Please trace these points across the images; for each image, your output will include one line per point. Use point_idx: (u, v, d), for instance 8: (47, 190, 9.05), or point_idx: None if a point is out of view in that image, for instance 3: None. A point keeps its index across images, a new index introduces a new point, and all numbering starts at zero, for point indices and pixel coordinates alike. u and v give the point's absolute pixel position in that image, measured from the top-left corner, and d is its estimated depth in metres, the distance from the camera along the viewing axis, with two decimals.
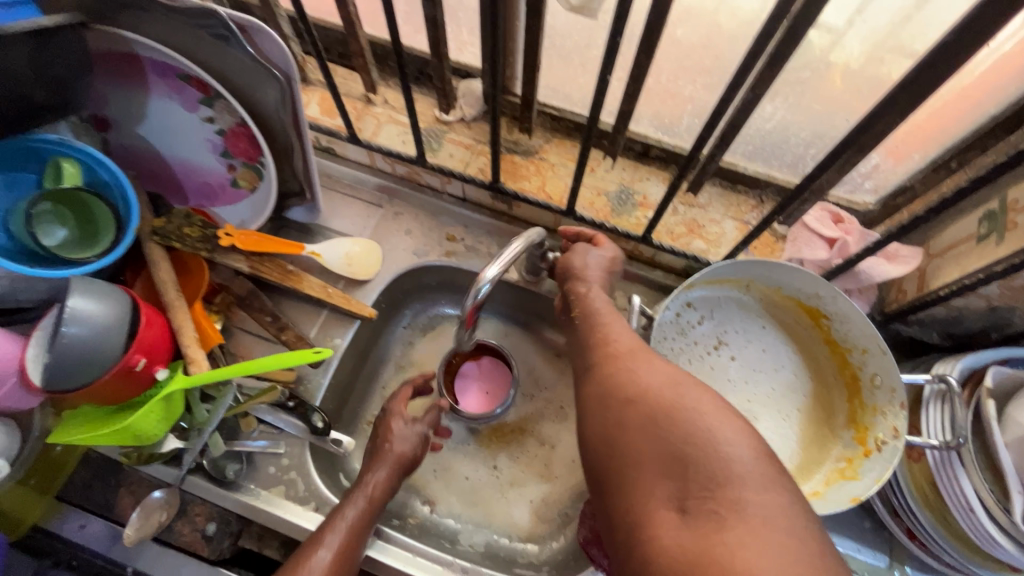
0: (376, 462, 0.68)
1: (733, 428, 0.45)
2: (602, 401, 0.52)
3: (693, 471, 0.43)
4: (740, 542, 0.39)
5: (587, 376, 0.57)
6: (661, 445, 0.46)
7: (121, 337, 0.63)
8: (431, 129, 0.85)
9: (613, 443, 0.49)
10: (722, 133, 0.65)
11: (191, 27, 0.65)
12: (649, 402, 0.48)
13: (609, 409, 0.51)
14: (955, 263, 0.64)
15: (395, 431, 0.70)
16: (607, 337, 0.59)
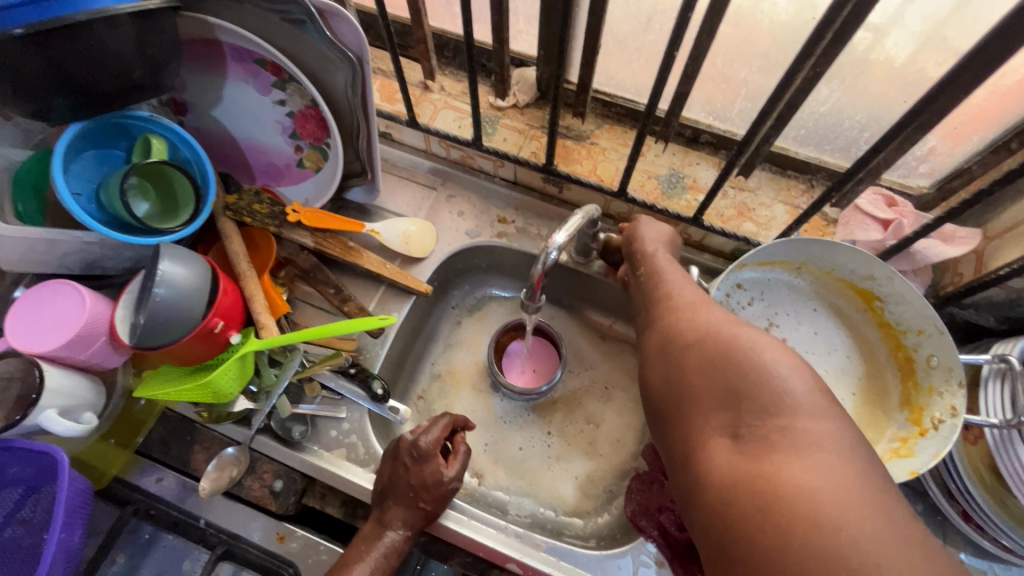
0: (399, 509, 0.65)
1: (788, 363, 0.48)
2: (661, 345, 0.56)
3: (747, 400, 0.47)
4: (790, 462, 0.42)
5: (650, 325, 0.61)
6: (716, 381, 0.50)
7: (203, 301, 0.67)
8: (486, 114, 0.88)
9: (672, 382, 0.54)
10: (779, 114, 0.66)
11: (272, 12, 0.70)
12: (707, 343, 0.52)
13: (669, 351, 0.55)
14: (1015, 244, 0.64)
15: (428, 491, 0.66)
16: (669, 293, 0.62)
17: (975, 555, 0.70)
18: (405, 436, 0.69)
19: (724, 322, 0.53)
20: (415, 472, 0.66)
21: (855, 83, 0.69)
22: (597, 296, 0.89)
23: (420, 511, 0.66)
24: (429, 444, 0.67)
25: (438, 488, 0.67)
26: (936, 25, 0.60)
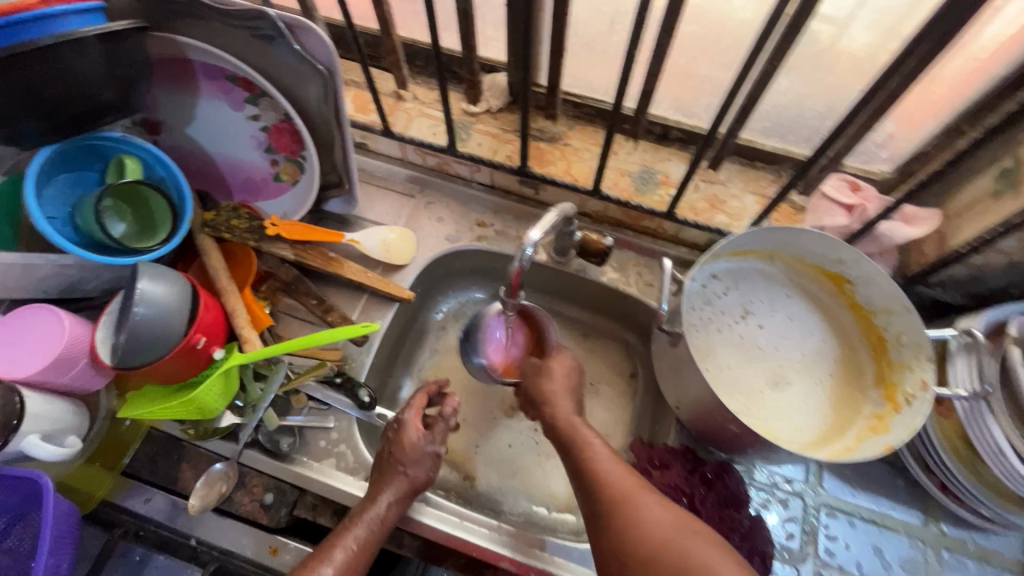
0: (386, 482, 0.66)
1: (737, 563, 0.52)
2: (587, 498, 0.62)
3: None
4: None
5: (598, 522, 0.59)
6: None
7: (184, 318, 0.67)
8: (460, 121, 0.89)
9: None
10: (742, 108, 0.68)
11: (240, 28, 0.70)
12: (663, 556, 0.53)
13: (596, 519, 0.59)
14: (974, 221, 0.66)
15: (408, 450, 0.67)
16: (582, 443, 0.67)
17: (955, 525, 0.72)
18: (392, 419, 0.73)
19: (662, 505, 0.57)
20: (401, 443, 0.68)
21: (811, 74, 0.71)
22: (577, 294, 0.91)
23: (403, 476, 0.66)
24: (411, 415, 0.71)
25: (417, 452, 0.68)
26: (883, 15, 0.63)
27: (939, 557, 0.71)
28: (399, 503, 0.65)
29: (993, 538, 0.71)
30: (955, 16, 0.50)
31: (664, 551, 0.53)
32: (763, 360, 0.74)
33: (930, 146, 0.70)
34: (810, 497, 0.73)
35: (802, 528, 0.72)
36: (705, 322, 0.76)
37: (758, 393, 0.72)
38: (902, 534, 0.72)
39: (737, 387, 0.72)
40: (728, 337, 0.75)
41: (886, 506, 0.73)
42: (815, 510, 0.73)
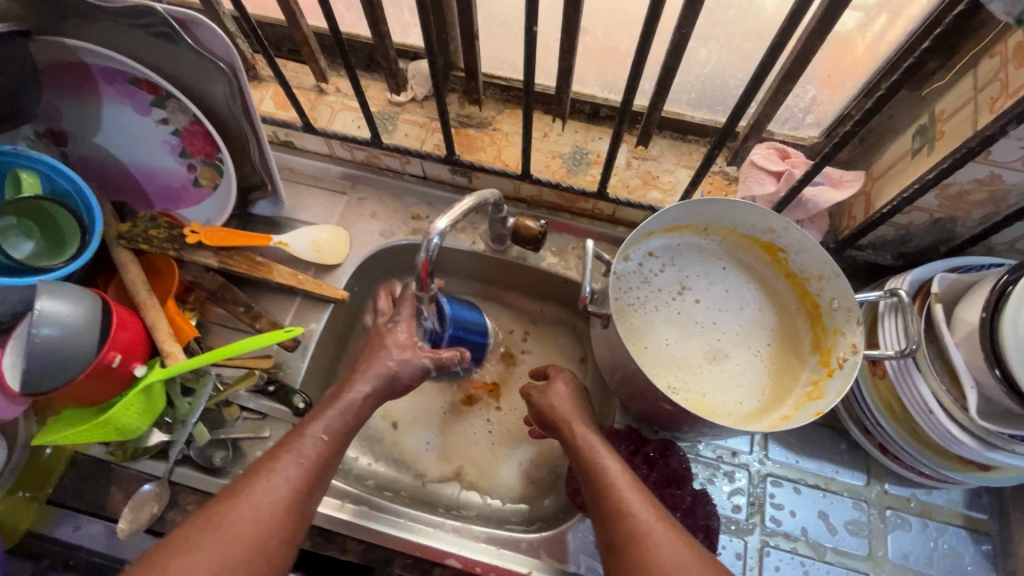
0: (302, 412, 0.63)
1: None
2: (603, 526, 0.55)
3: None
4: None
5: (613, 553, 0.53)
6: None
7: (93, 337, 0.64)
8: (385, 112, 0.87)
9: None
10: (660, 79, 0.67)
11: (134, 28, 0.66)
12: None
13: (611, 550, 0.53)
14: (896, 180, 0.66)
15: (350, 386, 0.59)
16: (609, 475, 0.57)
17: (898, 484, 0.73)
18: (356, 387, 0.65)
19: (682, 547, 0.51)
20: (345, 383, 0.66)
21: (728, 42, 0.70)
22: (519, 282, 0.89)
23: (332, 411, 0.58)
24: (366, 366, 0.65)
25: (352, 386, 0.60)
26: None
27: (884, 516, 0.71)
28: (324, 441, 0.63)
29: (935, 493, 0.72)
30: None
31: None
32: (698, 333, 0.74)
33: (849, 107, 0.70)
34: (756, 468, 0.73)
35: (749, 499, 0.72)
36: (640, 300, 0.75)
37: (695, 365, 0.72)
38: (846, 497, 0.72)
39: (673, 362, 0.72)
40: (665, 314, 0.75)
41: (830, 471, 0.73)
42: (761, 481, 0.73)
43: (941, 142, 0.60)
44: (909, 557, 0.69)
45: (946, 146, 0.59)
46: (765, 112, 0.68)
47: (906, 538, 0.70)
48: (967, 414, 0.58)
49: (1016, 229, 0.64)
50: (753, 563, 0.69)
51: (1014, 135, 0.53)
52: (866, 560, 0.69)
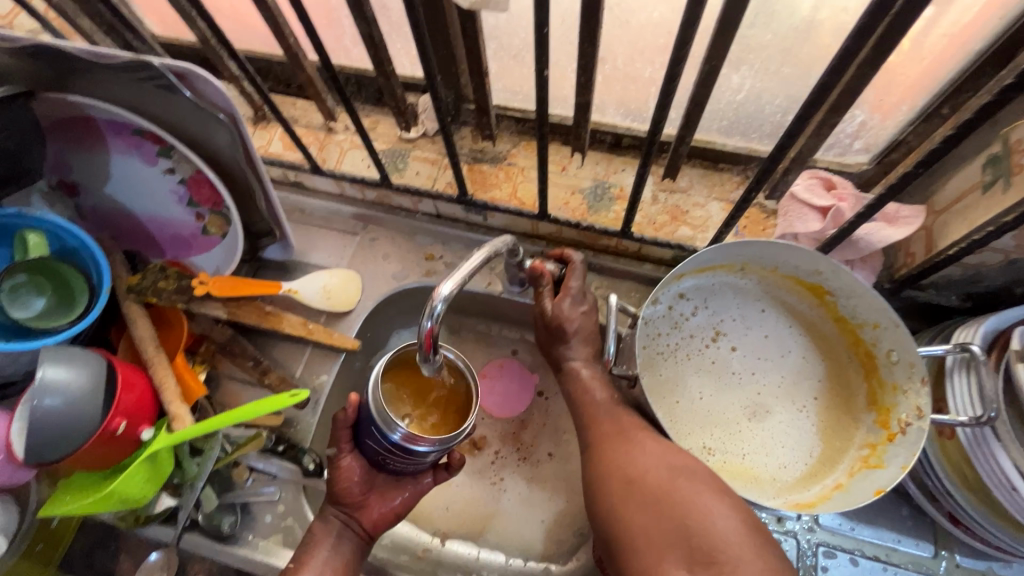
0: (326, 514, 0.64)
1: (727, 504, 0.50)
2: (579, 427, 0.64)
3: (697, 540, 0.47)
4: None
5: (587, 449, 0.60)
6: (663, 519, 0.50)
7: (97, 404, 0.62)
8: (395, 149, 0.83)
9: (613, 519, 0.53)
10: (689, 112, 0.61)
11: (134, 81, 0.64)
12: (649, 485, 0.52)
13: (587, 450, 0.60)
14: (962, 218, 0.58)
15: (343, 484, 0.62)
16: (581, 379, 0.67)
17: (970, 555, 0.64)
18: (337, 457, 0.63)
19: (641, 439, 0.57)
20: (338, 483, 0.63)
21: (764, 66, 0.64)
22: None
23: (347, 515, 0.63)
24: (347, 462, 0.63)
25: (351, 499, 0.63)
26: None
27: None
28: (352, 536, 0.63)
29: (1014, 567, 0.64)
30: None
31: (661, 488, 0.52)
32: (737, 386, 0.67)
33: (906, 132, 0.62)
34: (805, 536, 0.66)
35: (798, 573, 0.64)
36: (668, 352, 0.69)
37: (733, 424, 0.65)
38: (911, 571, 0.64)
39: (708, 420, 0.65)
40: (698, 363, 0.68)
41: (891, 540, 0.65)
42: (811, 550, 0.65)
43: (1019, 178, 0.51)
44: None
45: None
46: (809, 144, 0.61)
47: None
48: None
49: None
50: None
51: None
52: None
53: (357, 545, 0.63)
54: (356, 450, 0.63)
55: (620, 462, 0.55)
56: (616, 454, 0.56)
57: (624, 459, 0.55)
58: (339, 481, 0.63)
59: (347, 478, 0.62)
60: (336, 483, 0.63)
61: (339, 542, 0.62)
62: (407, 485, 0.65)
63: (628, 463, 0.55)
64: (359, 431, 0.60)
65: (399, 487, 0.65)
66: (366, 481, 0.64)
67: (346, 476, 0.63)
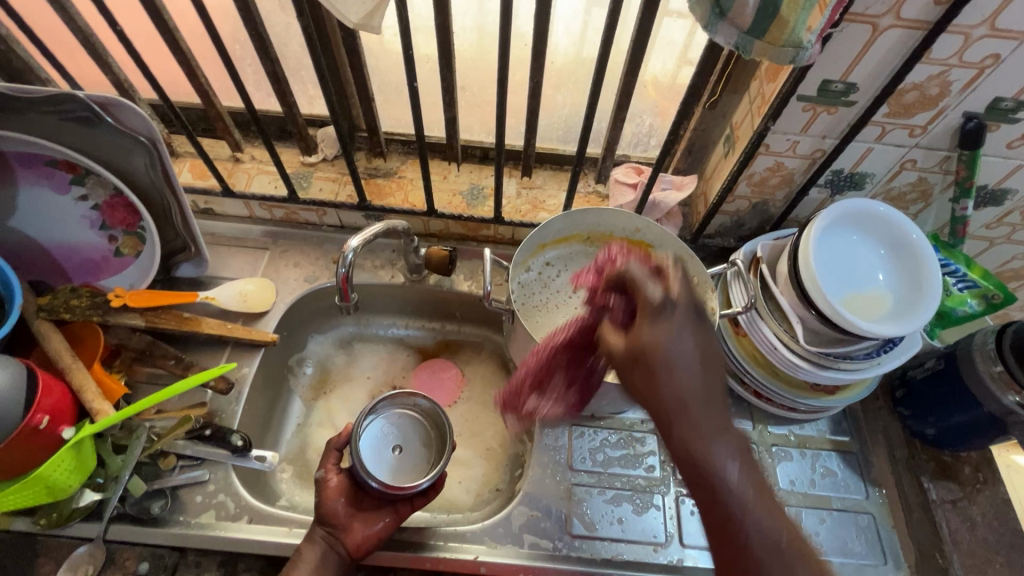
0: (313, 539, 0.67)
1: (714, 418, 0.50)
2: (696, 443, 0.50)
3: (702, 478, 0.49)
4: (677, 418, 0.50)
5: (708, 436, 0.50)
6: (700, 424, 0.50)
7: (18, 401, 0.65)
8: (299, 171, 0.96)
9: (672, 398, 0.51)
10: (529, 119, 0.83)
11: (52, 114, 0.73)
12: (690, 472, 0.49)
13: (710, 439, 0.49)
14: (717, 179, 0.85)
15: (327, 502, 0.69)
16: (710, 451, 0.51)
17: (777, 424, 0.86)
18: (322, 476, 0.71)
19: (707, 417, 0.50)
20: (326, 504, 0.69)
21: None
22: (442, 307, 0.99)
23: (328, 534, 0.67)
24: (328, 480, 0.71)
25: (337, 513, 0.68)
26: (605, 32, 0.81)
27: (769, 452, 0.84)
28: (337, 561, 0.66)
29: (806, 426, 0.86)
30: (643, 22, 0.68)
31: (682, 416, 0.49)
32: None
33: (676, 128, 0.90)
34: None
35: (660, 458, 0.82)
36: (541, 305, 0.87)
37: None
38: None
39: None
40: (565, 311, 0.87)
41: None
42: None
43: (738, 143, 0.78)
44: (795, 483, 0.81)
45: (740, 147, 0.77)
46: (614, 136, 0.86)
47: (791, 466, 0.83)
48: (800, 345, 0.73)
49: (808, 204, 0.84)
50: (672, 512, 0.78)
51: (778, 130, 0.73)
52: None
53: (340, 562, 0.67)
54: (343, 473, 0.72)
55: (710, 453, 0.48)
56: (666, 354, 0.50)
57: (709, 466, 0.48)
58: (325, 498, 0.69)
59: (336, 496, 0.69)
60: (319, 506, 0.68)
61: (325, 561, 0.66)
62: (387, 511, 0.70)
63: (718, 471, 0.48)
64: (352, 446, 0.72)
65: (381, 512, 0.70)
66: (350, 506, 0.70)
67: (330, 491, 0.70)
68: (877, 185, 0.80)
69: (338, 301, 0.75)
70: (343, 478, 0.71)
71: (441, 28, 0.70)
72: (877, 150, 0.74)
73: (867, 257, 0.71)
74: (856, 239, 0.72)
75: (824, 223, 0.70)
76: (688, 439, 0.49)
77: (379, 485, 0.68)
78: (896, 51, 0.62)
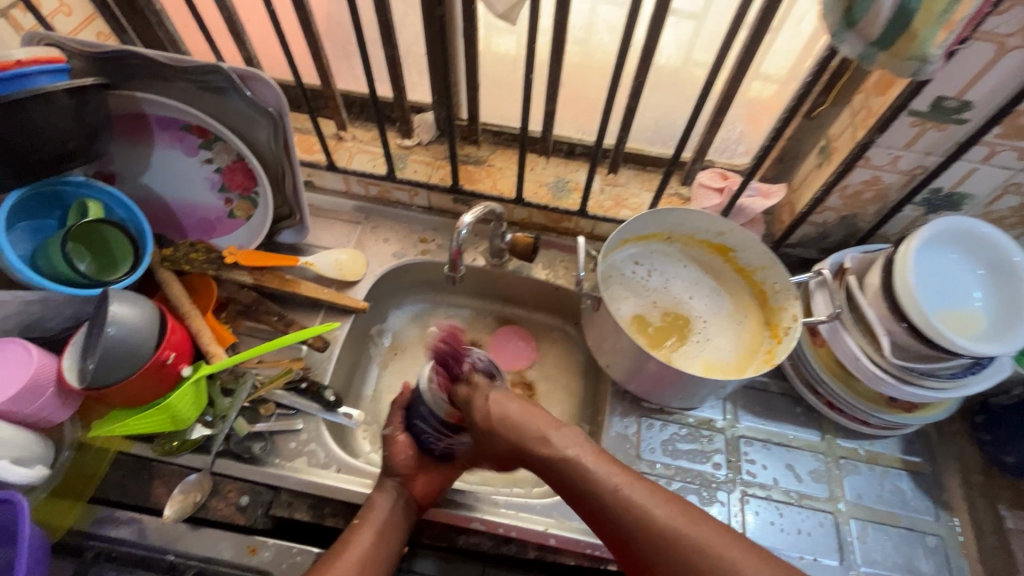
0: (382, 486, 0.71)
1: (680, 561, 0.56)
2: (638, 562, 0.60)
3: None
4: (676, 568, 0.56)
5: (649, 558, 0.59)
6: None
7: (152, 337, 0.71)
8: (396, 153, 1.02)
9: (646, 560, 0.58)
10: (625, 118, 0.86)
11: (195, 83, 0.80)
12: None
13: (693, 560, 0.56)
14: (807, 188, 0.85)
15: (399, 452, 0.73)
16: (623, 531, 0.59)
17: (847, 437, 0.86)
18: (391, 431, 0.75)
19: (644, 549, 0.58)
20: (393, 455, 0.73)
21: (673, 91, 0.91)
22: (518, 292, 1.03)
23: (398, 484, 0.71)
24: (395, 435, 0.75)
25: (410, 467, 0.72)
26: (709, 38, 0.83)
27: (838, 464, 0.84)
28: (407, 508, 0.71)
29: (877, 443, 0.86)
30: (759, 29, 0.69)
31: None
32: (675, 320, 0.89)
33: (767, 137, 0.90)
34: (730, 431, 0.85)
35: (727, 457, 0.83)
36: (623, 289, 0.90)
37: (669, 343, 0.87)
38: (807, 451, 0.85)
39: (655, 342, 0.87)
40: (644, 305, 0.90)
41: (791, 430, 0.86)
42: (735, 441, 0.85)
43: (835, 154, 0.79)
44: (862, 497, 0.81)
45: (837, 158, 0.78)
46: (707, 139, 0.88)
47: (858, 480, 0.83)
48: (883, 357, 0.74)
49: (900, 220, 0.84)
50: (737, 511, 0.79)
51: (881, 144, 0.73)
52: (828, 500, 0.81)
53: (411, 512, 0.71)
54: (408, 430, 0.75)
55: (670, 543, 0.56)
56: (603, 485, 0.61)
57: (718, 552, 0.55)
58: (395, 450, 0.73)
59: (405, 449, 0.73)
60: (389, 456, 0.72)
61: (397, 508, 0.70)
62: (448, 469, 0.75)
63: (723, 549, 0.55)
64: (413, 409, 0.74)
65: (441, 469, 0.75)
66: (419, 460, 0.73)
67: (399, 442, 0.74)
68: (975, 206, 0.79)
69: (448, 273, 0.79)
70: (409, 436, 0.75)
71: (559, 24, 0.74)
72: (982, 171, 0.74)
73: (965, 275, 0.71)
74: (953, 257, 0.72)
75: (924, 238, 0.70)
76: (657, 541, 0.57)
77: (436, 433, 0.72)
78: (1020, 71, 0.62)
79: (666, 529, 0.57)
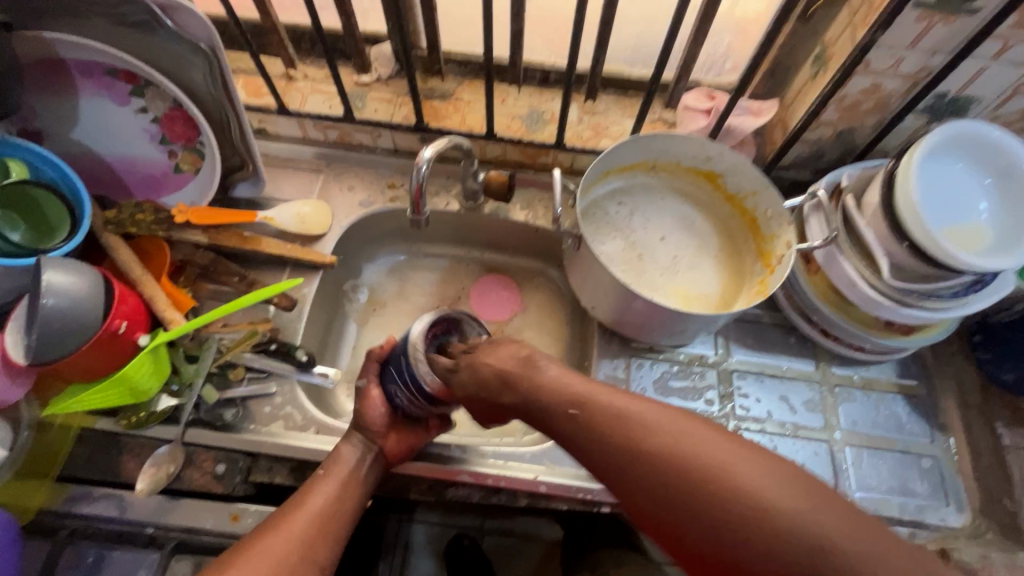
0: (352, 437, 0.69)
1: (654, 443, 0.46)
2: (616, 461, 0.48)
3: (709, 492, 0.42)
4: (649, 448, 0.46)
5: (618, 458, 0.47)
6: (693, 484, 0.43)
7: (97, 305, 0.66)
8: (353, 91, 0.92)
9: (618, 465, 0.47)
10: (601, 34, 0.77)
11: (111, 17, 0.70)
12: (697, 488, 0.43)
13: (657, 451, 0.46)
14: (801, 102, 0.78)
15: (369, 409, 0.69)
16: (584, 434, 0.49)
17: (842, 365, 0.83)
18: (365, 385, 0.71)
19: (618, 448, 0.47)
20: (362, 410, 0.69)
21: None
22: (497, 236, 0.97)
23: (367, 437, 0.69)
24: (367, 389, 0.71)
25: (381, 422, 0.69)
26: None
27: (833, 392, 0.82)
28: (375, 463, 0.68)
29: (873, 368, 0.83)
30: None
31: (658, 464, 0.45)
32: (660, 255, 0.85)
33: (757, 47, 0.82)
34: (721, 366, 0.83)
35: (720, 393, 0.81)
36: (606, 228, 0.85)
37: (651, 277, 0.83)
38: (801, 381, 0.82)
39: (636, 276, 0.82)
40: (627, 240, 0.85)
41: (785, 360, 0.83)
42: (727, 376, 0.82)
43: (833, 60, 0.71)
44: (858, 424, 0.80)
45: (835, 64, 0.71)
46: (692, 53, 0.79)
47: (854, 407, 0.81)
48: (881, 279, 0.70)
49: (900, 131, 0.78)
50: None
51: (884, 44, 0.66)
52: (822, 429, 0.79)
53: (379, 468, 0.69)
54: (382, 385, 0.71)
55: (663, 459, 0.45)
56: (571, 403, 0.51)
57: (684, 438, 0.45)
58: (367, 408, 0.69)
59: (377, 405, 0.69)
60: (360, 411, 0.69)
61: (365, 466, 0.67)
62: (418, 428, 0.72)
63: (734, 458, 0.43)
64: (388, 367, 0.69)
65: (411, 427, 0.72)
66: (391, 415, 0.70)
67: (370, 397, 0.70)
68: (982, 110, 0.73)
69: (411, 220, 0.75)
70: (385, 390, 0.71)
71: None
72: (993, 69, 0.67)
73: (970, 186, 0.67)
74: (958, 166, 0.66)
75: (928, 148, 0.64)
76: (629, 440, 0.47)
77: (410, 399, 0.67)
78: None
79: (613, 413, 0.49)
